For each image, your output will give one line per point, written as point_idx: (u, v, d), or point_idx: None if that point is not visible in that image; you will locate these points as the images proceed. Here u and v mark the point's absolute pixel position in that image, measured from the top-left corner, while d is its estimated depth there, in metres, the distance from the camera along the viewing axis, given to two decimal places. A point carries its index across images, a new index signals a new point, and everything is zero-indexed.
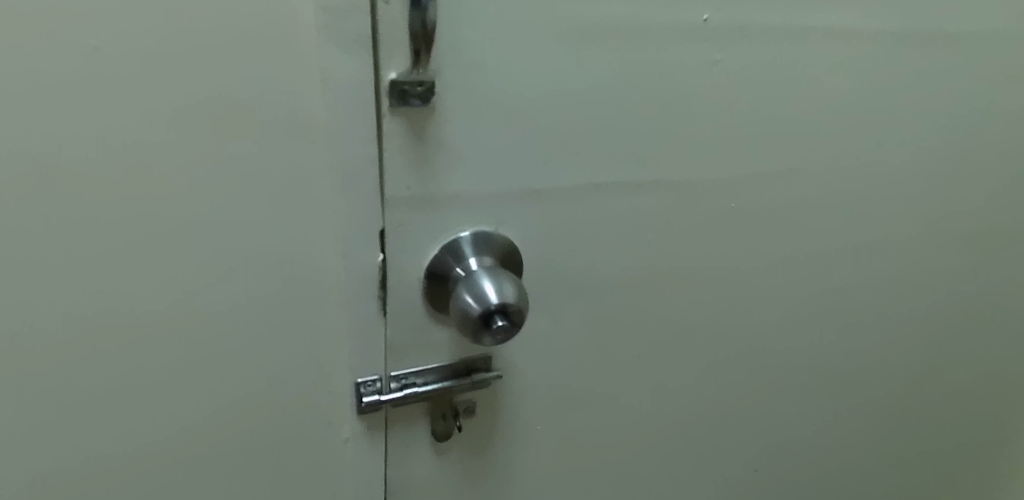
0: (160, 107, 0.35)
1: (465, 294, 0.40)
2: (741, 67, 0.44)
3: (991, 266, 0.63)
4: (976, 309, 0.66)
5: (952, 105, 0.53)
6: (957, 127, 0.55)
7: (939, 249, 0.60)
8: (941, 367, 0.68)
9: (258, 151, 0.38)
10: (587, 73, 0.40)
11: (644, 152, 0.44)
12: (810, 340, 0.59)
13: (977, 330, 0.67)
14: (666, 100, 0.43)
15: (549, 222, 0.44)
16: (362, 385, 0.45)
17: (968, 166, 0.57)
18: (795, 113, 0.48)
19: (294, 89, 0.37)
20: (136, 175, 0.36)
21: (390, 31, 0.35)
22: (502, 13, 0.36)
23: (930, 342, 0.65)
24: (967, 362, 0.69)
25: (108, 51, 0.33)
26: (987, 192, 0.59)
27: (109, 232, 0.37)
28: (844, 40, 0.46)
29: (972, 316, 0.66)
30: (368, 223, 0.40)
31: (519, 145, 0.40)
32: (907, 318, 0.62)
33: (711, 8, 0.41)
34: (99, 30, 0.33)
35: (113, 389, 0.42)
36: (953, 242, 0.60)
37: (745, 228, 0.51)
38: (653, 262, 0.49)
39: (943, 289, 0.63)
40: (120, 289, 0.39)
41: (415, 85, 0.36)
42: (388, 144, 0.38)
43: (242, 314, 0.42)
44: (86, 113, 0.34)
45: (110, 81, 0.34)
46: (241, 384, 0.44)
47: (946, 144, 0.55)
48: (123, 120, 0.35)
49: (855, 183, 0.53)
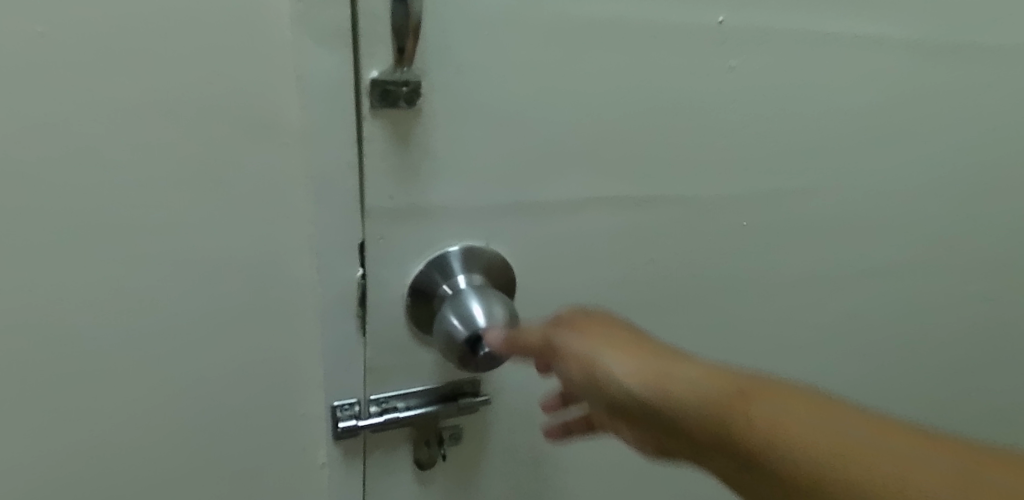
0: (114, 103, 0.32)
1: (451, 316, 0.37)
2: (757, 74, 0.40)
3: (1016, 290, 0.59)
4: (1000, 335, 0.62)
5: (982, 121, 0.50)
6: (988, 144, 0.51)
7: (964, 273, 0.56)
8: (961, 396, 0.64)
9: (226, 154, 0.35)
10: (590, 77, 0.37)
11: (650, 165, 0.41)
12: (823, 368, 0.55)
13: (1001, 358, 0.63)
14: (675, 108, 0.40)
15: (546, 238, 0.40)
16: (339, 409, 0.41)
17: (997, 186, 0.53)
18: (815, 125, 0.44)
19: (266, 86, 0.34)
20: (89, 177, 0.33)
21: (372, 25, 0.32)
22: (495, 8, 0.33)
23: (950, 370, 0.61)
24: (989, 391, 0.65)
25: (59, 39, 0.30)
26: (1015, 213, 0.55)
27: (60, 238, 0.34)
28: (870, 47, 0.43)
29: (995, 344, 0.62)
30: (346, 235, 0.37)
31: (514, 152, 0.37)
32: (926, 345, 0.59)
33: (727, 9, 0.38)
34: (49, 16, 0.30)
35: (65, 409, 0.38)
36: (977, 266, 0.56)
37: (757, 249, 0.47)
38: (657, 282, 0.45)
39: (966, 316, 0.59)
40: (73, 300, 0.36)
41: (399, 85, 0.33)
42: (369, 149, 0.34)
43: (208, 329, 0.39)
44: (33, 109, 0.31)
45: (58, 72, 0.31)
46: (207, 404, 0.41)
47: (975, 161, 0.51)
48: (74, 118, 0.32)
49: (878, 203, 0.49)
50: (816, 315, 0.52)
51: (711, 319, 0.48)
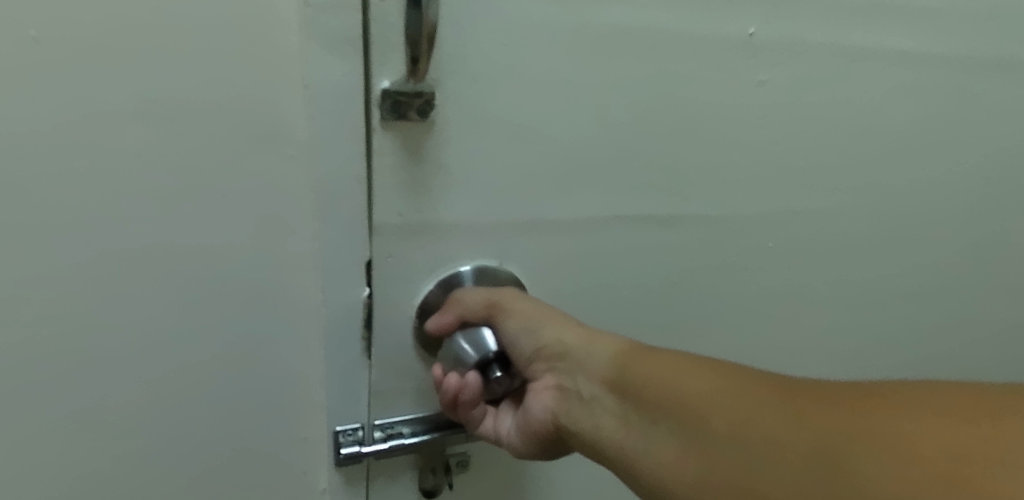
0: (110, 109, 0.30)
1: (460, 339, 0.36)
2: (788, 89, 0.38)
3: None
4: None
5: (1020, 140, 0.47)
6: None
7: (997, 300, 0.53)
8: None
9: (227, 165, 0.33)
10: (613, 89, 0.35)
11: (673, 182, 0.39)
12: None
13: None
14: (702, 122, 0.38)
15: (562, 258, 0.38)
16: (341, 434, 0.39)
17: None
18: (846, 143, 0.42)
19: (272, 94, 0.32)
20: (82, 188, 0.31)
21: (384, 31, 0.30)
22: (515, 15, 0.31)
23: None
24: None
25: (55, 46, 0.29)
26: None
27: (51, 253, 0.32)
28: (906, 62, 0.41)
29: None
30: (353, 253, 0.35)
31: (532, 167, 0.35)
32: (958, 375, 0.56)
33: (759, 21, 0.36)
34: (41, 17, 0.28)
35: (52, 434, 0.36)
36: (1011, 291, 0.53)
37: (783, 272, 0.45)
38: (676, 305, 0.43)
39: (1001, 344, 0.56)
40: (63, 319, 0.34)
41: (413, 96, 0.31)
42: (378, 163, 0.33)
43: (205, 349, 0.37)
44: (23, 115, 0.29)
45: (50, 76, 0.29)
46: (202, 428, 0.39)
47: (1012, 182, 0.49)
48: (68, 125, 0.30)
49: (909, 225, 0.47)
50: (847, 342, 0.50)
51: (735, 346, 0.46)
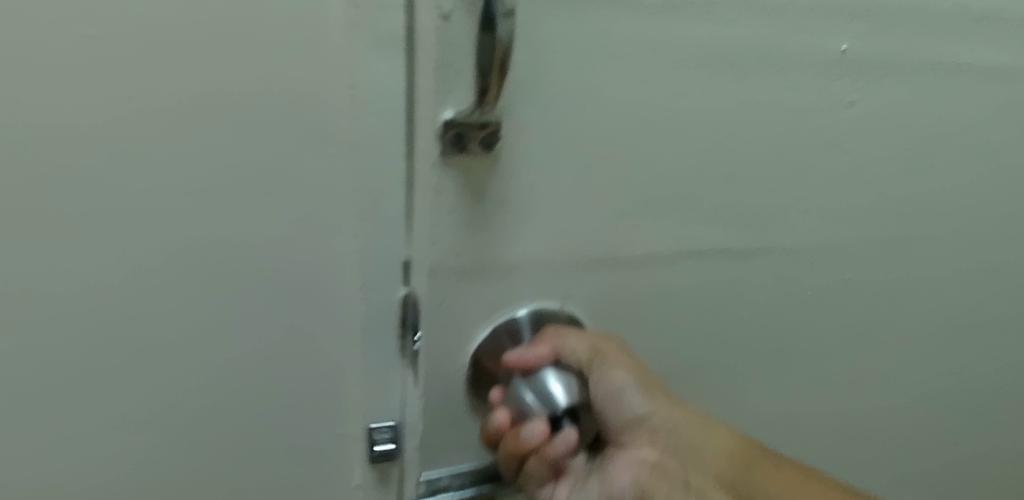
0: (163, 107, 0.30)
1: (524, 389, 0.35)
2: (869, 107, 0.37)
3: None
4: None
5: None
6: None
7: None
8: None
9: (275, 165, 0.33)
10: (690, 109, 0.34)
11: (741, 207, 0.37)
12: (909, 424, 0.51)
13: None
14: (777, 144, 0.36)
15: (618, 290, 0.37)
16: (376, 431, 0.40)
17: None
18: (919, 162, 0.41)
19: (320, 96, 0.32)
20: (135, 186, 0.31)
21: (454, 58, 0.28)
22: (597, 34, 0.30)
23: None
24: None
25: (110, 45, 0.29)
26: None
27: (104, 250, 0.32)
28: (982, 77, 0.39)
29: None
30: (392, 252, 0.36)
31: (600, 195, 0.34)
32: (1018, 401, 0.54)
33: (851, 36, 0.35)
34: (99, 18, 0.28)
35: (98, 430, 0.36)
36: None
37: (844, 296, 0.43)
38: (732, 334, 0.42)
39: None
40: (113, 316, 0.34)
41: (476, 127, 0.30)
42: (435, 195, 0.31)
43: (247, 346, 0.37)
44: (80, 114, 0.29)
45: (106, 74, 0.29)
46: (243, 424, 0.39)
47: None
48: (123, 123, 0.30)
49: (978, 246, 0.45)
50: (909, 356, 0.48)
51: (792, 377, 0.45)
